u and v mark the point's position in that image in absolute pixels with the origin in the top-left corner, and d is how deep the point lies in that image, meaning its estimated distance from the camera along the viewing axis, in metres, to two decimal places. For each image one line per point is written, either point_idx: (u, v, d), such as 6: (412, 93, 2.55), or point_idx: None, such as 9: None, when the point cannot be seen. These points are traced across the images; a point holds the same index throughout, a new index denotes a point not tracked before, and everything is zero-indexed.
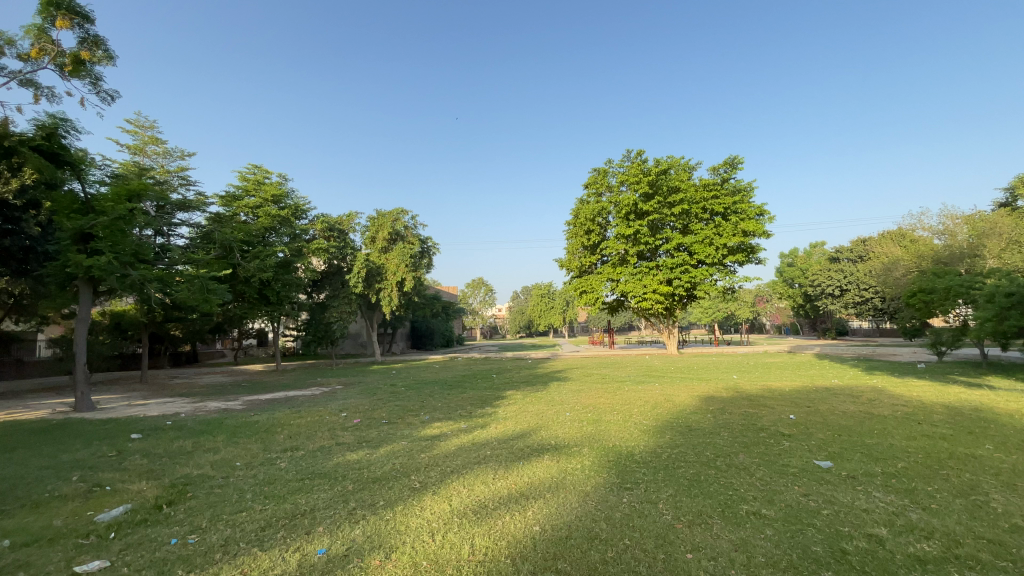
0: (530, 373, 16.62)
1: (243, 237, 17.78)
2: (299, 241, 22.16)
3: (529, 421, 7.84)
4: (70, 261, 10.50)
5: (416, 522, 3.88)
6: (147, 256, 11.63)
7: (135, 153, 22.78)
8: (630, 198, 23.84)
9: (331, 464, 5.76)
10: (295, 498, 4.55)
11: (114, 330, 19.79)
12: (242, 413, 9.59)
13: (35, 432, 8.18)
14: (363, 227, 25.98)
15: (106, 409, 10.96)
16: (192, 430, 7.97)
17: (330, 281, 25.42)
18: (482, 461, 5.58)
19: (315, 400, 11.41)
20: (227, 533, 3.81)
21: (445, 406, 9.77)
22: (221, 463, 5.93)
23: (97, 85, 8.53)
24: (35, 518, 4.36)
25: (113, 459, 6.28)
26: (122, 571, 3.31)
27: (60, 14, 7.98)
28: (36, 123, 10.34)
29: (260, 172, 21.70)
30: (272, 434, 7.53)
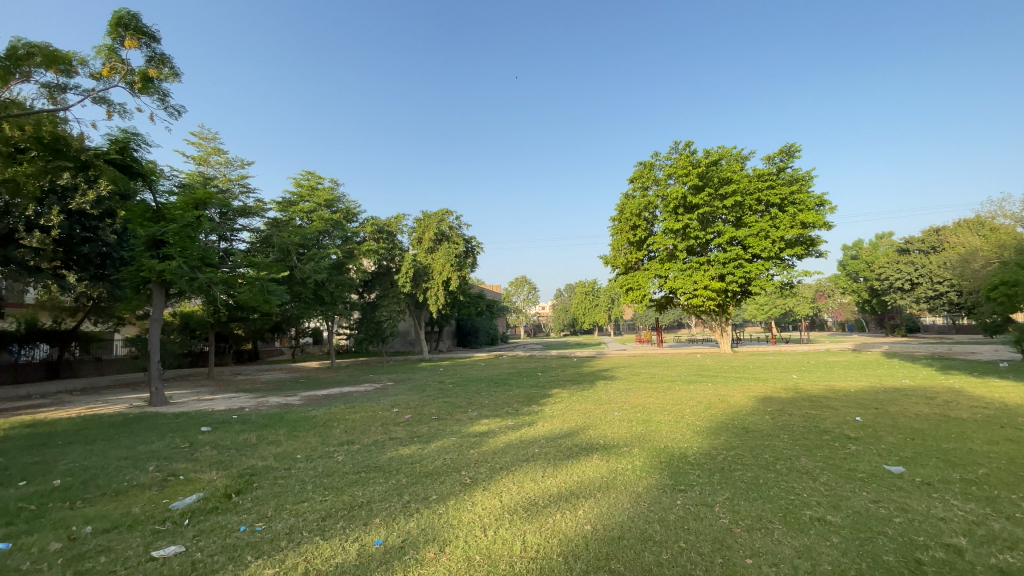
0: (577, 371, 16.51)
1: (299, 240, 18.63)
2: (350, 244, 23.26)
3: (577, 420, 7.78)
4: (143, 265, 11.37)
5: (469, 517, 3.94)
6: (212, 260, 12.43)
7: (200, 164, 24.32)
8: (678, 191, 23.15)
9: (385, 458, 5.95)
10: (352, 491, 4.73)
11: (183, 329, 21.22)
12: (301, 408, 10.07)
13: (118, 424, 8.91)
14: (410, 228, 26.59)
15: (178, 404, 11.78)
16: (255, 424, 8.44)
17: (379, 281, 26.16)
18: (532, 458, 5.61)
19: (368, 396, 11.80)
20: (291, 522, 4.01)
21: (492, 404, 9.87)
22: (284, 455, 6.25)
23: (164, 100, 9.15)
24: (119, 505, 4.75)
25: (186, 451, 6.74)
26: (197, 555, 3.56)
27: (128, 35, 8.62)
28: (110, 138, 11.18)
29: (313, 178, 22.71)
30: (328, 428, 7.86)
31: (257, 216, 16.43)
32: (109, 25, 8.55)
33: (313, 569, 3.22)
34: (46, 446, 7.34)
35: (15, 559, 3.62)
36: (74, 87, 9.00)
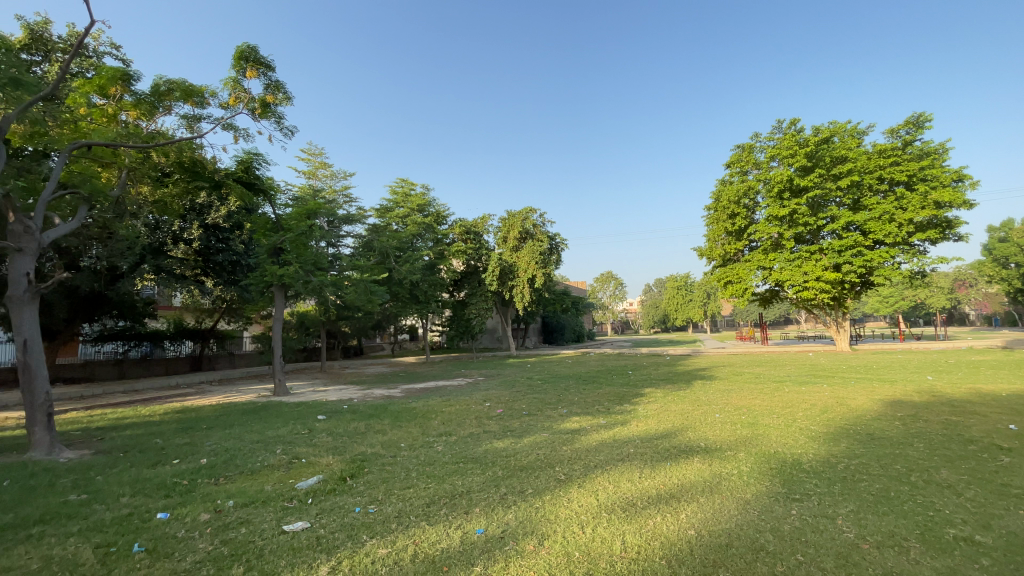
0: (672, 370, 15.86)
1: (396, 243, 19.86)
2: (441, 245, 24.38)
3: (674, 421, 7.49)
4: (267, 271, 12.79)
5: (566, 513, 3.96)
6: (322, 264, 13.66)
7: (310, 178, 26.77)
8: (783, 173, 21.33)
9: (481, 450, 6.16)
10: (452, 480, 4.95)
11: (299, 328, 23.58)
12: (402, 400, 10.74)
13: (251, 411, 10.13)
14: (495, 228, 27.01)
15: (297, 394, 13.12)
16: (363, 414, 9.15)
17: (468, 280, 26.94)
18: (628, 458, 5.49)
19: (461, 390, 12.28)
20: (399, 506, 4.30)
21: (583, 401, 9.82)
22: (389, 443, 6.71)
23: (280, 123, 10.17)
24: (254, 483, 5.40)
25: (305, 436, 7.49)
26: (320, 531, 3.94)
27: (249, 66, 9.71)
28: (236, 159, 12.63)
29: (407, 185, 24.03)
30: (427, 420, 8.31)
31: (359, 223, 17.70)
32: (234, 59, 9.73)
33: (422, 552, 3.42)
34: (196, 428, 8.56)
35: (175, 527, 4.26)
36: (207, 118, 10.27)
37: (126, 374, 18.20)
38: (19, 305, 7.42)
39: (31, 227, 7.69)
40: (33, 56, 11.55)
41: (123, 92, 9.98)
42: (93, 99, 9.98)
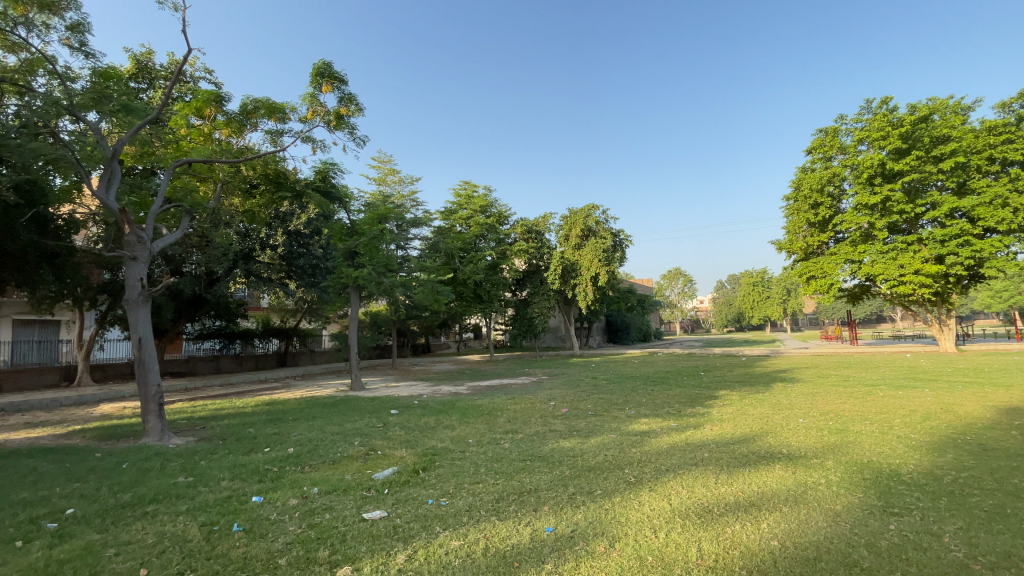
0: (748, 371, 15.01)
1: (460, 244, 20.31)
2: (503, 245, 24.70)
3: (752, 425, 7.09)
4: (343, 273, 13.58)
5: (637, 516, 3.87)
6: (392, 266, 14.30)
7: (380, 184, 28.04)
8: (873, 157, 19.57)
9: (548, 448, 6.18)
10: (521, 477, 5.00)
11: (372, 326, 24.81)
12: (468, 397, 10.97)
13: (330, 404, 10.82)
14: (558, 226, 26.84)
15: (371, 389, 13.79)
16: (433, 409, 9.47)
17: (530, 279, 26.99)
18: (702, 463, 5.27)
19: (527, 389, 12.37)
20: (470, 500, 4.41)
21: (652, 402, 9.57)
22: (458, 439, 6.90)
23: (353, 133, 10.75)
24: (336, 472, 5.76)
25: (380, 430, 7.89)
26: (397, 520, 4.13)
27: (325, 81, 10.34)
28: (315, 169, 13.53)
29: (470, 187, 24.50)
30: (494, 417, 8.45)
31: (425, 226, 18.25)
32: (312, 76, 10.43)
33: (494, 547, 3.49)
34: (283, 420, 9.28)
35: (268, 510, 4.64)
36: (288, 132, 11.04)
37: (222, 368, 20.08)
38: (134, 307, 8.38)
39: (143, 237, 8.63)
40: (141, 84, 12.97)
41: (216, 113, 10.96)
42: (191, 121, 11.04)
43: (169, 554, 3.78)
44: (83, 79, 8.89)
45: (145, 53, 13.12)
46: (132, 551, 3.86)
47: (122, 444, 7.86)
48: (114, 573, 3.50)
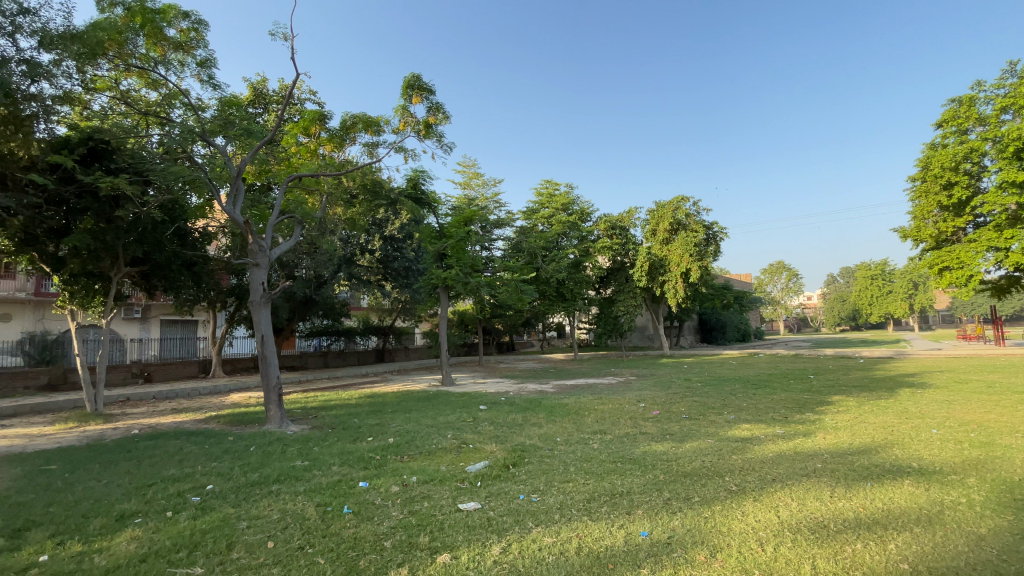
0: (867, 375, 13.42)
1: (542, 243, 20.37)
2: (586, 242, 24.40)
3: (870, 434, 6.41)
4: (433, 274, 14.30)
5: (740, 527, 3.65)
6: (478, 267, 14.77)
7: (465, 187, 28.96)
8: (1021, 127, 16.75)
9: (639, 451, 6.01)
10: (612, 478, 4.93)
11: (460, 325, 25.80)
12: (555, 396, 11.03)
13: (423, 399, 11.38)
14: (644, 221, 25.94)
15: (460, 385, 14.38)
16: (520, 406, 9.64)
17: (615, 276, 26.42)
18: (814, 474, 4.82)
19: (615, 389, 12.12)
20: (561, 499, 4.43)
21: (753, 407, 8.91)
22: (546, 437, 6.95)
23: (441, 141, 11.23)
24: (432, 463, 6.08)
25: (471, 424, 8.16)
26: (491, 512, 4.26)
27: (415, 93, 10.91)
28: (406, 177, 14.30)
29: (552, 185, 24.53)
30: (581, 416, 8.40)
31: (508, 226, 18.55)
32: (403, 89, 11.05)
33: (587, 547, 3.48)
34: (383, 412, 9.94)
35: (373, 495, 5.01)
36: (383, 143, 11.77)
37: (329, 363, 21.96)
38: (257, 308, 9.42)
39: (263, 245, 9.66)
40: (257, 110, 14.52)
41: (320, 130, 11.94)
42: (299, 139, 12.13)
43: (293, 530, 4.22)
44: (210, 108, 10.17)
45: (261, 82, 14.68)
46: (261, 524, 4.37)
47: (249, 430, 8.90)
48: (247, 543, 3.97)
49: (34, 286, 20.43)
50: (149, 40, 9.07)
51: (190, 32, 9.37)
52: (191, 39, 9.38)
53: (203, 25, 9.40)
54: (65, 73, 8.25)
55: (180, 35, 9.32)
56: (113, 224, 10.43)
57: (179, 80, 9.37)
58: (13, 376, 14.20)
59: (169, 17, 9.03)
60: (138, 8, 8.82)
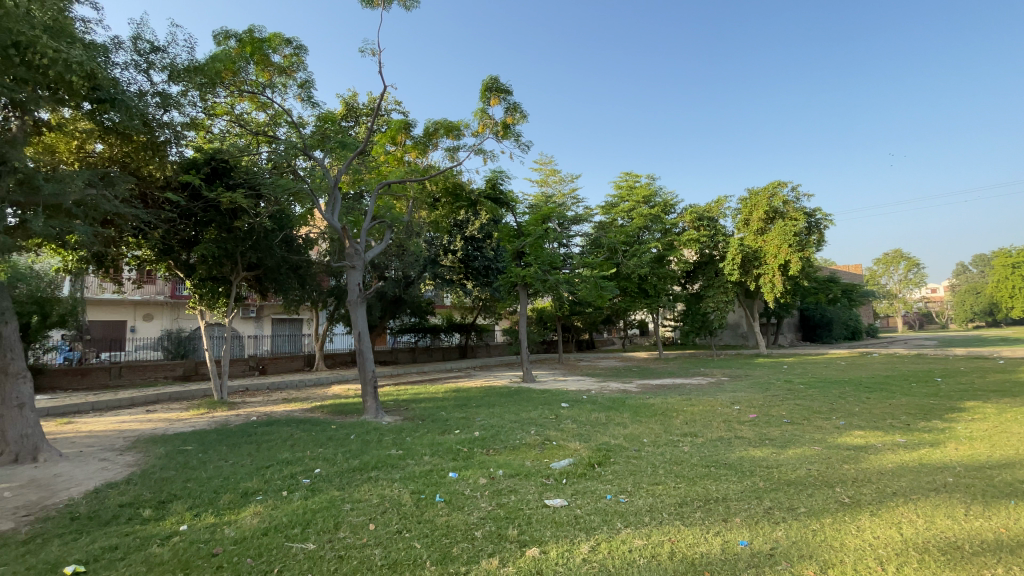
0: (1013, 378, 11.56)
1: (623, 238, 19.87)
2: (670, 236, 23.48)
3: (1017, 446, 5.56)
4: (512, 273, 14.52)
5: (855, 543, 3.33)
6: (557, 264, 14.78)
7: (542, 185, 29.03)
8: None
9: (735, 456, 5.68)
10: (705, 483, 4.71)
11: (540, 322, 25.99)
12: (640, 395, 10.74)
13: (506, 394, 11.61)
14: (734, 211, 24.36)
15: (542, 382, 14.48)
16: (603, 404, 9.52)
17: (703, 270, 25.23)
18: (945, 489, 4.26)
19: (705, 390, 11.55)
20: (650, 501, 4.31)
21: (867, 412, 8.06)
22: (632, 437, 6.79)
23: (519, 140, 11.34)
24: (517, 457, 6.19)
25: (553, 421, 8.20)
26: (578, 510, 4.26)
27: (493, 96, 11.13)
28: (486, 178, 14.62)
29: (632, 177, 23.85)
30: (669, 417, 8.10)
31: (587, 221, 18.29)
32: (482, 92, 11.32)
33: (680, 552, 3.36)
34: (468, 406, 10.29)
35: (463, 486, 5.20)
36: (463, 147, 12.11)
37: (417, 359, 23.08)
38: (353, 307, 10.14)
39: (359, 249, 10.39)
40: (349, 123, 15.57)
41: (406, 138, 12.59)
42: (387, 147, 12.82)
43: (391, 514, 4.51)
44: (309, 124, 11.07)
45: (353, 97, 15.74)
46: (363, 508, 4.72)
47: (349, 419, 9.64)
48: (352, 524, 4.31)
49: (171, 289, 23.59)
50: (258, 67, 10.06)
51: (293, 56, 10.27)
52: (293, 63, 10.29)
53: (303, 50, 10.27)
54: (190, 102, 9.39)
55: (284, 60, 10.26)
56: (233, 234, 11.75)
57: (283, 101, 10.31)
58: (156, 367, 16.50)
59: (274, 44, 9.97)
60: (248, 39, 9.82)
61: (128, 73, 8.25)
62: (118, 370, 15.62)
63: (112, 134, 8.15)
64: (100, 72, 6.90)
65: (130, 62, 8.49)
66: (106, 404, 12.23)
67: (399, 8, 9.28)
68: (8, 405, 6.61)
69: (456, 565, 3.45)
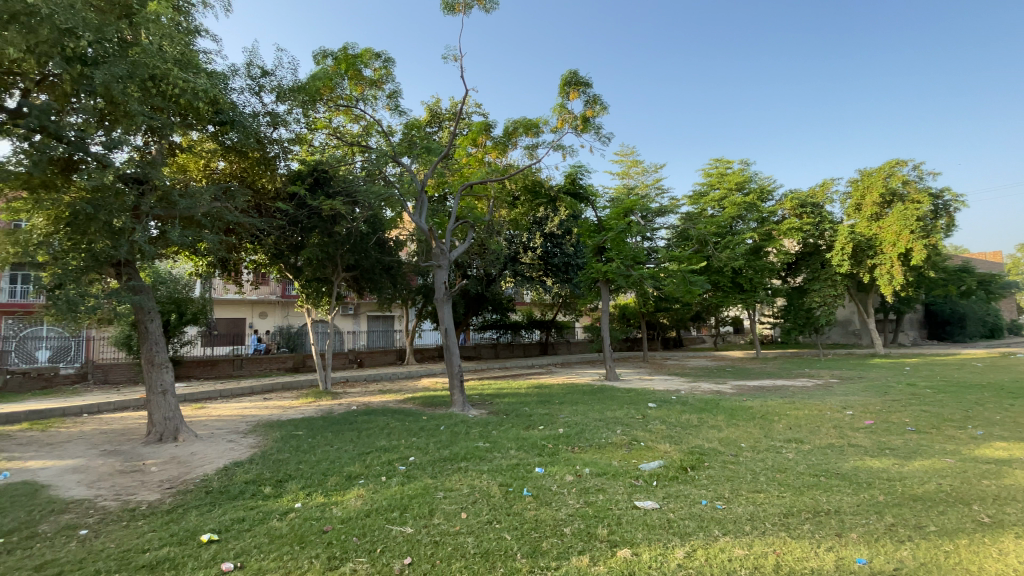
0: None
1: (714, 229, 18.73)
2: (768, 225, 21.71)
3: None
4: (594, 269, 14.30)
5: (1000, 569, 2.89)
6: (641, 259, 14.32)
7: (624, 177, 28.19)
8: None
9: (849, 466, 5.14)
10: (814, 494, 4.32)
11: (622, 319, 25.37)
12: (735, 397, 10.08)
13: (590, 392, 11.46)
14: (843, 195, 22.06)
15: (627, 380, 14.11)
16: (694, 406, 9.07)
17: (806, 261, 23.15)
18: None
19: (809, 393, 10.59)
20: (751, 509, 4.04)
21: (1017, 422, 6.91)
22: (728, 441, 6.41)
23: (599, 133, 11.12)
24: (604, 456, 6.10)
25: (641, 422, 7.96)
26: (671, 514, 4.10)
27: (572, 89, 11.00)
28: (565, 174, 14.53)
29: (722, 164, 22.43)
30: (769, 422, 7.52)
31: (673, 213, 17.50)
32: (561, 87, 11.24)
33: (786, 565, 3.12)
34: (551, 402, 10.30)
35: (550, 482, 5.22)
36: (542, 144, 12.12)
37: (500, 355, 23.58)
38: (440, 304, 10.56)
39: (444, 249, 10.77)
40: (434, 128, 16.21)
41: (486, 140, 12.71)
42: (468, 149, 13.15)
43: (481, 505, 4.65)
44: (397, 132, 11.69)
45: (437, 103, 16.36)
46: (455, 497, 4.91)
47: (438, 411, 10.08)
48: (446, 511, 4.51)
49: (281, 289, 26.16)
50: (352, 82, 10.80)
51: (382, 69, 10.90)
52: (383, 75, 10.91)
53: (391, 62, 10.86)
54: (294, 119, 10.32)
55: (375, 73, 10.92)
56: (332, 238, 12.75)
57: (373, 111, 10.99)
58: (271, 359, 18.41)
59: (366, 59, 10.64)
60: (343, 56, 10.58)
61: (243, 96, 9.23)
62: (240, 361, 17.65)
63: (232, 152, 9.19)
64: (220, 97, 7.83)
65: (245, 87, 9.51)
66: (231, 391, 13.87)
67: (479, 11, 9.49)
68: (155, 391, 7.71)
69: (547, 560, 3.48)
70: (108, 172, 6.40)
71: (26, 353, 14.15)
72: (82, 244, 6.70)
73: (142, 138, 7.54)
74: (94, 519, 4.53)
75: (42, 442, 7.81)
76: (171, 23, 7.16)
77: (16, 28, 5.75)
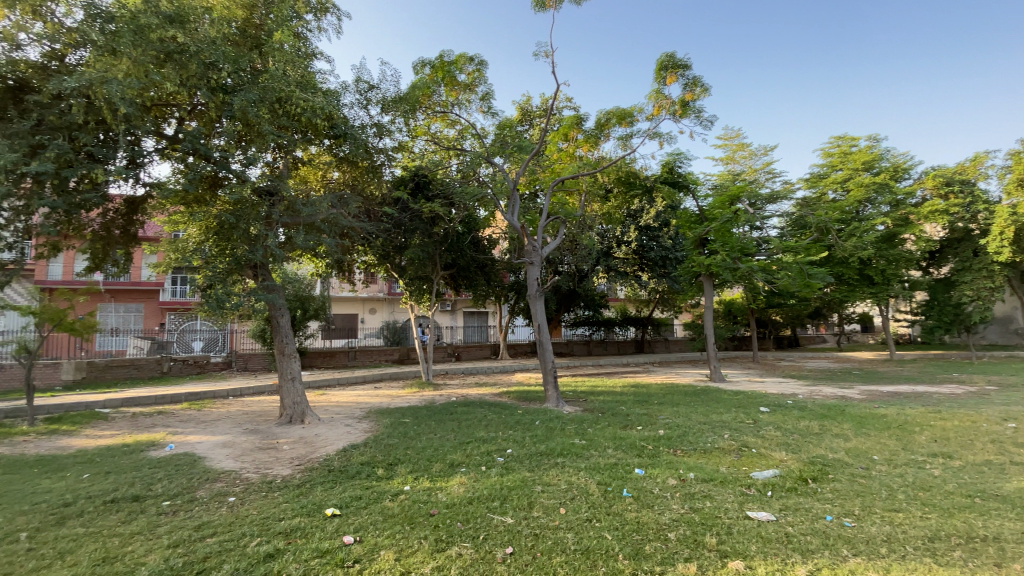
0: None
1: (837, 216, 16.71)
2: (903, 208, 18.93)
3: None
4: (694, 262, 13.55)
5: None
6: (748, 250, 13.23)
7: (728, 163, 26.26)
8: None
9: (1013, 488, 4.33)
10: (968, 518, 3.70)
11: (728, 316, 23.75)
12: (863, 403, 8.97)
13: (692, 393, 10.89)
14: (1002, 169, 18.64)
15: (732, 381, 13.23)
16: (814, 412, 8.23)
17: (954, 249, 20.08)
18: None
19: (959, 401, 9.10)
20: (888, 530, 3.57)
21: None
22: (856, 452, 5.73)
23: (700, 116, 10.47)
24: (710, 462, 5.76)
25: (751, 426, 7.41)
26: (789, 528, 3.76)
27: (669, 74, 10.50)
28: (662, 163, 13.91)
29: (845, 142, 20.04)
30: (909, 433, 6.58)
31: (785, 200, 15.96)
32: (657, 72, 10.77)
33: None
34: (649, 402, 9.95)
35: (651, 484, 5.05)
36: (636, 133, 11.69)
37: (593, 351, 23.27)
38: (534, 300, 10.65)
39: (537, 246, 10.83)
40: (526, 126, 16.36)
41: (578, 133, 12.60)
42: (560, 145, 13.05)
43: (579, 502, 4.62)
44: (490, 132, 11.96)
45: (528, 101, 16.49)
46: (554, 491, 4.94)
47: (533, 406, 10.19)
48: (544, 505, 4.56)
49: (387, 287, 28.13)
50: (447, 87, 11.24)
51: (475, 72, 11.22)
52: (476, 78, 11.24)
53: (484, 64, 11.13)
54: (397, 128, 11.00)
55: (468, 77, 11.28)
56: (431, 238, 13.43)
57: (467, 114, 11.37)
58: (379, 352, 19.91)
59: (460, 64, 11.03)
60: (440, 63, 11.07)
61: (354, 111, 10.03)
62: (353, 353, 19.31)
63: (344, 162, 10.01)
64: (334, 113, 8.58)
65: (354, 101, 10.33)
66: (347, 380, 15.23)
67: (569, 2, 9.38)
68: (286, 377, 8.70)
69: (650, 564, 3.38)
70: (246, 185, 7.31)
71: (185, 343, 16.79)
72: (227, 250, 7.74)
73: (271, 155, 8.50)
74: (239, 488, 5.24)
75: (199, 420, 9.19)
76: (292, 49, 7.97)
77: (173, 66, 6.73)
